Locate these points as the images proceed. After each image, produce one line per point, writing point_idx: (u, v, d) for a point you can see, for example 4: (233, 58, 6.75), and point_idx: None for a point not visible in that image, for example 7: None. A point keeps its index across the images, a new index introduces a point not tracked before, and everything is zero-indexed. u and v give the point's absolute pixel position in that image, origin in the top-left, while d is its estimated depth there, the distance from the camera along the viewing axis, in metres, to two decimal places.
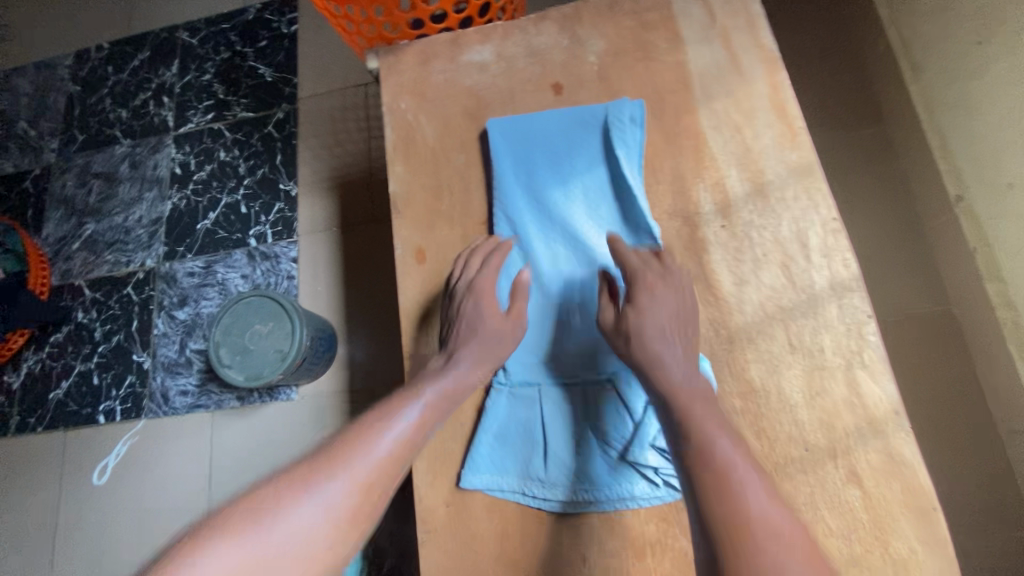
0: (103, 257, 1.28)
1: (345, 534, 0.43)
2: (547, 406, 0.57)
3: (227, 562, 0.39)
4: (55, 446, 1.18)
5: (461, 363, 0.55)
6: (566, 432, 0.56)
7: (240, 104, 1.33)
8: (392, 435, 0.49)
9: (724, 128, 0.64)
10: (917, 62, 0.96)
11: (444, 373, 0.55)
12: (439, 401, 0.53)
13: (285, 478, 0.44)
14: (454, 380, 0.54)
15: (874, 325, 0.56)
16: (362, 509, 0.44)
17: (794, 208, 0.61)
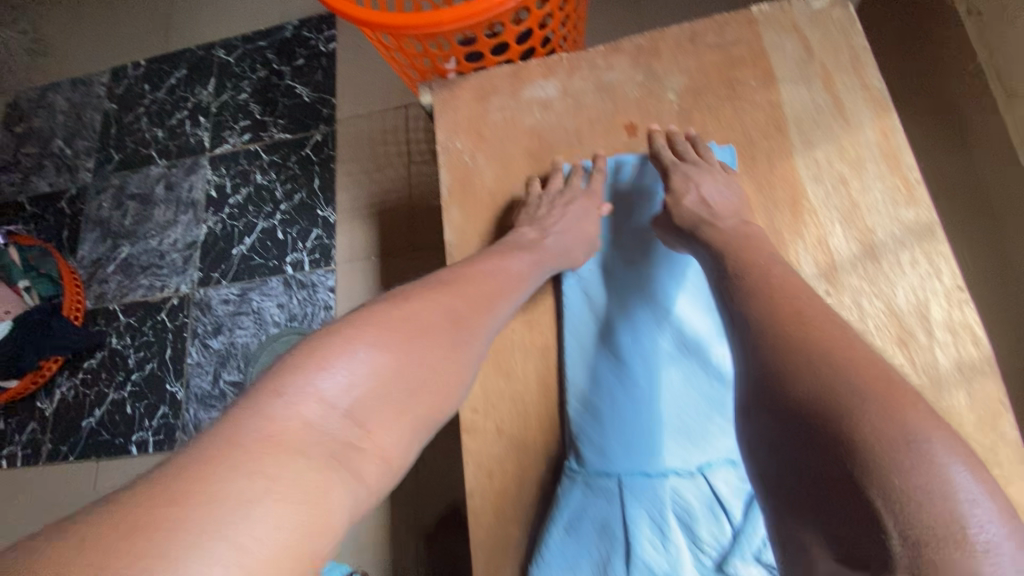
0: (138, 282, 1.26)
1: (467, 359, 0.45)
2: (635, 500, 0.51)
3: (360, 366, 0.39)
4: (88, 476, 1.16)
5: (553, 233, 0.58)
6: (659, 532, 0.49)
7: (276, 125, 1.29)
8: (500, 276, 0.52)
9: (826, 180, 0.57)
10: (1013, 89, 0.86)
11: (539, 237, 0.58)
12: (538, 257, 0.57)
13: (409, 298, 0.45)
14: (548, 245, 0.58)
15: (1014, 418, 0.48)
16: (472, 329, 0.46)
17: (912, 274, 0.53)
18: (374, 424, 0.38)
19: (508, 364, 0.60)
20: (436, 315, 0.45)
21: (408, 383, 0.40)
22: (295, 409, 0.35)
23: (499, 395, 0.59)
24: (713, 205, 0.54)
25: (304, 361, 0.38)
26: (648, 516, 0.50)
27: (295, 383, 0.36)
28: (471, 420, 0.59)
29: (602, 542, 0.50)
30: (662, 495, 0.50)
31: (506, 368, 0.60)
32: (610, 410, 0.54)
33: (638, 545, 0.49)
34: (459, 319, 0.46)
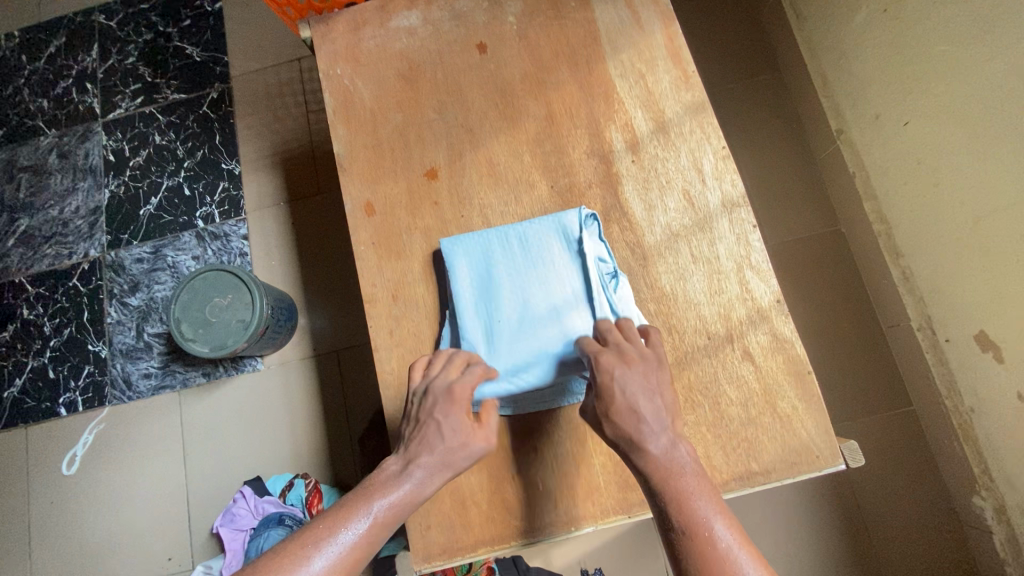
0: (43, 252, 1.26)
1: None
2: (510, 335, 0.65)
3: None
4: (17, 443, 1.18)
5: (415, 474, 0.55)
6: (531, 351, 0.64)
7: (170, 86, 1.31)
8: (320, 561, 0.52)
9: (629, 76, 0.74)
10: (800, 12, 1.09)
11: (397, 481, 0.55)
12: (385, 517, 0.54)
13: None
14: (406, 492, 0.55)
15: (758, 233, 0.68)
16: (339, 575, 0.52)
17: (690, 140, 0.71)
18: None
19: (396, 246, 0.72)
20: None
21: None
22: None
23: (391, 272, 0.72)
24: (644, 421, 0.53)
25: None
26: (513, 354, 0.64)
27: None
28: (370, 294, 0.71)
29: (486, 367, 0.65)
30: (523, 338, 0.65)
31: (394, 249, 0.72)
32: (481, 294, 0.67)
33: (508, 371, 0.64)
34: None
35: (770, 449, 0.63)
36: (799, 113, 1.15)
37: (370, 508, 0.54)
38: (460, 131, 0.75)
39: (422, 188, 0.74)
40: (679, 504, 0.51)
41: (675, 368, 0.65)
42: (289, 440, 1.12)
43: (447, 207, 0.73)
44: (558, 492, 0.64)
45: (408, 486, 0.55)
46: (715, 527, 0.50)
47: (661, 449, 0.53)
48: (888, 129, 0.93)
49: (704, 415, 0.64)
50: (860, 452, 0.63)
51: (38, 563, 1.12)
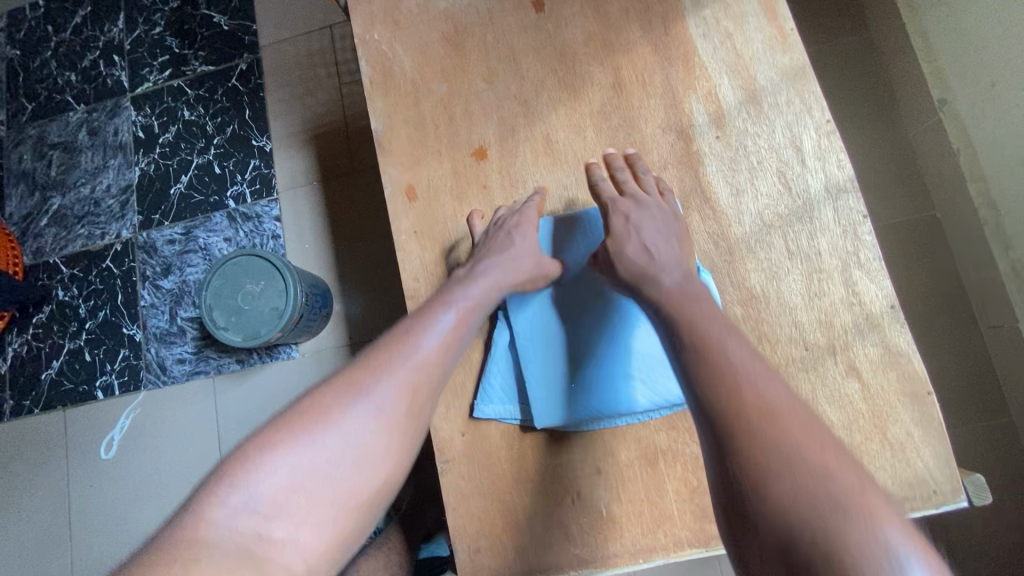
0: (76, 232, 1.24)
1: (396, 436, 0.47)
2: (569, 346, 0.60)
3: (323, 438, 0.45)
4: (57, 425, 1.18)
5: (484, 283, 0.57)
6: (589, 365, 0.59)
7: (198, 58, 1.25)
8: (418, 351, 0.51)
9: (714, 36, 0.62)
10: None
11: (474, 278, 0.58)
12: (471, 302, 0.56)
13: (323, 392, 0.48)
14: (476, 295, 0.56)
15: (869, 225, 0.57)
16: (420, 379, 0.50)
17: (787, 113, 0.60)
18: (289, 520, 0.42)
19: (442, 236, 0.65)
20: (346, 414, 0.46)
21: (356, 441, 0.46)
22: (206, 518, 0.40)
23: (435, 264, 0.64)
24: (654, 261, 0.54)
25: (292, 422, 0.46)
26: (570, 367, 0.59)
27: (212, 498, 0.42)
28: (412, 289, 0.64)
29: (545, 387, 0.59)
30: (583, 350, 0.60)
31: (439, 239, 0.65)
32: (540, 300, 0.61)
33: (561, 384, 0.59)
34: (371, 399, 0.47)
35: (878, 480, 0.54)
36: (892, 80, 1.00)
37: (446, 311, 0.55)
38: (512, 103, 0.65)
39: (469, 169, 0.65)
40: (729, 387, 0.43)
41: None
42: None
43: (498, 191, 0.64)
44: (625, 519, 0.57)
45: (486, 280, 0.57)
46: (743, 370, 0.44)
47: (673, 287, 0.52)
48: (1006, 101, 0.82)
49: None
50: (986, 488, 0.54)
51: (81, 544, 1.13)
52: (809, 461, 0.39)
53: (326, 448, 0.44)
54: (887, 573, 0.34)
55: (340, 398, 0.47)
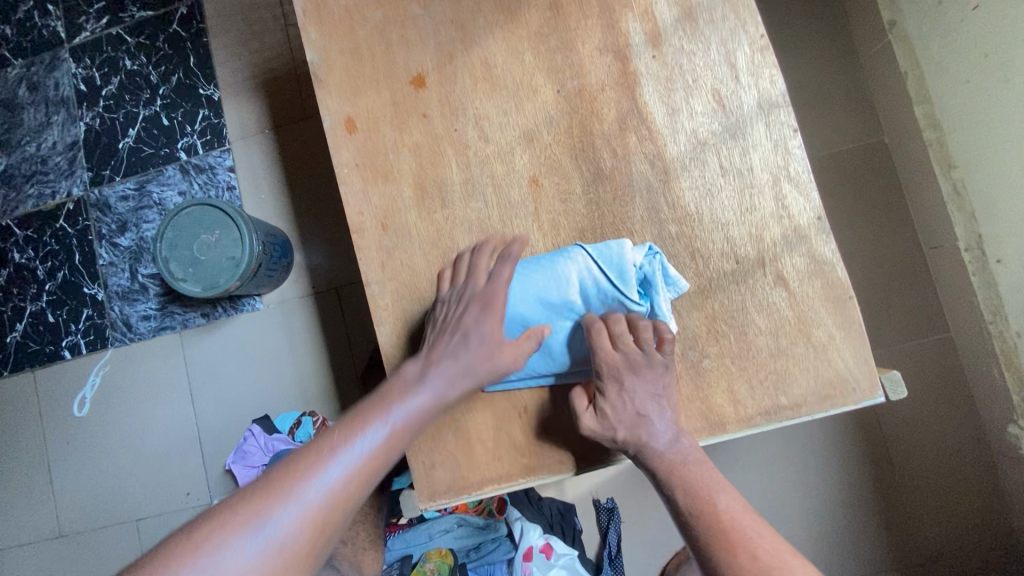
0: (26, 193, 1.21)
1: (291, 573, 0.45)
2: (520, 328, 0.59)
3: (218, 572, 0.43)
4: (28, 386, 1.18)
5: (437, 379, 0.55)
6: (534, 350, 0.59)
7: (136, 3, 1.19)
8: (341, 466, 0.48)
9: None
10: None
11: (419, 385, 0.54)
12: (418, 401, 0.54)
13: (235, 509, 0.46)
14: (425, 395, 0.54)
15: (800, 138, 0.58)
16: (340, 502, 0.48)
17: (722, 29, 0.60)
18: None
19: (384, 168, 0.64)
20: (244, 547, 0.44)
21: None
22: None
23: (380, 197, 0.64)
24: (644, 424, 0.55)
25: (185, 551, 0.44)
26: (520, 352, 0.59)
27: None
28: (358, 222, 0.65)
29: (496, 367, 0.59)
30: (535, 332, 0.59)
31: (381, 172, 0.64)
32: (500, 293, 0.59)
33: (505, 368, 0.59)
34: (283, 526, 0.45)
35: (802, 380, 0.57)
36: (845, 4, 0.99)
37: (388, 415, 0.52)
38: (449, 28, 0.64)
39: (408, 98, 0.64)
40: (645, 446, 0.55)
41: (698, 296, 0.59)
42: (295, 378, 1.09)
43: (439, 120, 0.64)
44: (569, 430, 0.60)
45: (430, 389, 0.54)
46: (653, 428, 0.55)
47: (659, 444, 0.55)
48: (951, 15, 0.79)
49: (729, 346, 0.58)
50: (901, 384, 0.58)
51: (65, 498, 1.16)
52: (685, 470, 0.54)
53: (234, 565, 0.43)
54: (755, 540, 0.52)
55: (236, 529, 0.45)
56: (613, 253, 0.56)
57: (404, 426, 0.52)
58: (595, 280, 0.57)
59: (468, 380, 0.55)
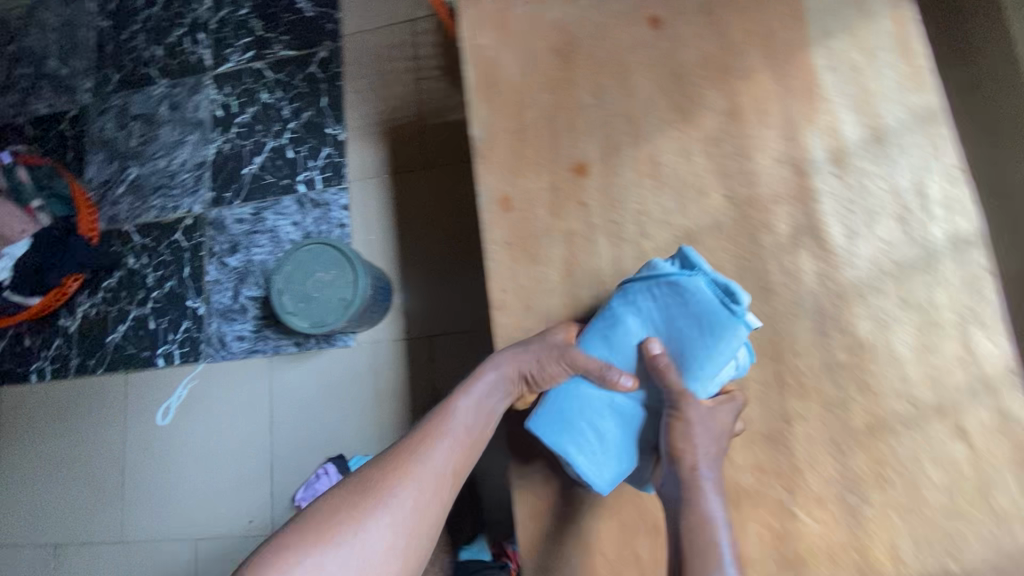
0: (150, 203, 1.27)
1: (421, 530, 0.55)
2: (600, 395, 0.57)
3: (360, 540, 0.52)
4: (118, 388, 1.22)
5: (502, 373, 0.59)
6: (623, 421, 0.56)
7: (280, 42, 1.28)
8: (441, 442, 0.57)
9: (841, 69, 0.60)
10: None
11: (488, 370, 0.60)
12: (483, 403, 0.59)
13: (366, 486, 0.55)
14: (495, 386, 0.59)
15: (993, 281, 0.54)
16: (446, 474, 0.57)
17: (912, 156, 0.57)
18: None
19: (534, 248, 0.64)
20: (380, 515, 0.54)
21: (389, 549, 0.53)
22: None
23: (526, 277, 0.64)
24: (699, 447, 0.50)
25: (330, 523, 0.53)
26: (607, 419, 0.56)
27: None
28: (500, 299, 0.64)
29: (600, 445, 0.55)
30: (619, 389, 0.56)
31: (531, 252, 0.64)
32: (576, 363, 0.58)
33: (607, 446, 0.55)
34: (409, 496, 0.55)
35: (980, 550, 0.51)
36: None
37: (467, 400, 0.59)
38: (619, 121, 0.64)
39: (569, 184, 0.64)
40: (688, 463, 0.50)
41: (864, 435, 0.54)
42: (374, 422, 1.08)
43: (597, 209, 0.63)
44: None
45: (493, 395, 0.59)
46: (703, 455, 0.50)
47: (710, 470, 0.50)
48: None
49: (896, 496, 0.53)
50: None
51: (132, 505, 1.17)
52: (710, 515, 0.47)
53: (358, 558, 0.52)
54: None
55: (370, 499, 0.54)
56: (648, 269, 0.57)
57: (483, 408, 0.59)
58: (646, 298, 0.56)
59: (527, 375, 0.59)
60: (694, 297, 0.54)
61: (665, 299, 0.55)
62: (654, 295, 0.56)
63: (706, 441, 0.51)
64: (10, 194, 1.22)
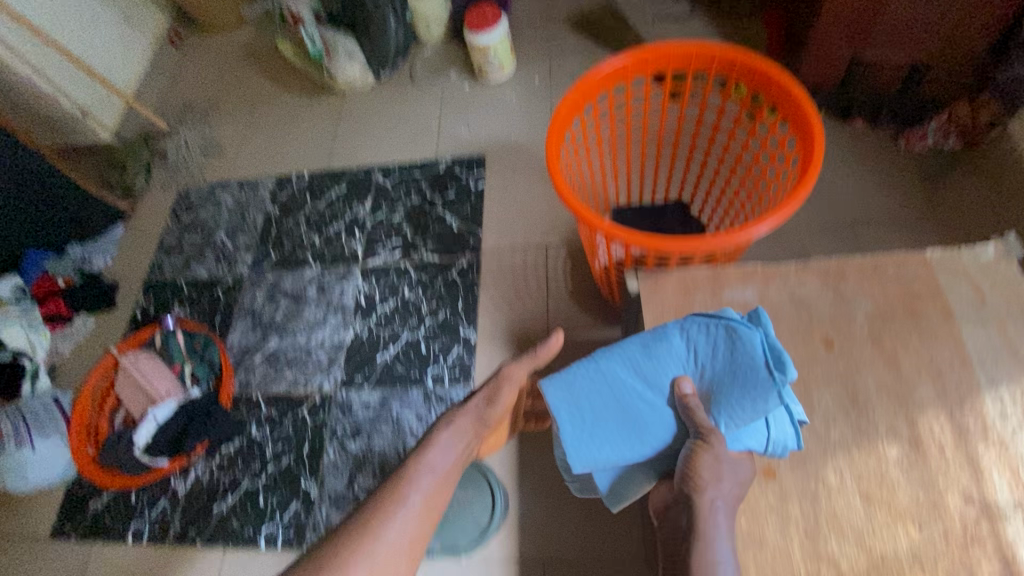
0: (283, 375, 1.38)
1: (443, 494, 0.84)
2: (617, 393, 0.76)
3: (399, 509, 0.79)
4: (213, 565, 1.21)
5: (471, 405, 0.92)
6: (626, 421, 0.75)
7: (427, 246, 1.48)
8: (444, 447, 0.86)
9: (1013, 417, 0.67)
10: None
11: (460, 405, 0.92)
12: (462, 421, 0.89)
13: (394, 480, 0.83)
14: (470, 412, 0.91)
15: None
16: (454, 462, 0.87)
17: None
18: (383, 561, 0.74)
19: None
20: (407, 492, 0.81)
21: (423, 508, 0.81)
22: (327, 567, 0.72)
23: None
24: (717, 485, 0.65)
25: (376, 506, 0.79)
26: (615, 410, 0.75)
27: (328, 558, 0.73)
28: None
29: (601, 432, 0.75)
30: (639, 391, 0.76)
31: None
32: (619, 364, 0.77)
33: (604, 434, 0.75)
34: (429, 479, 0.83)
35: None
36: None
37: (452, 423, 0.89)
38: (803, 431, 0.71)
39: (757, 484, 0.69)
40: (705, 494, 0.65)
41: None
42: None
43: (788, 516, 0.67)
44: None
45: (467, 414, 0.90)
46: (722, 494, 0.65)
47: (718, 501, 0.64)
48: None
49: None
50: None
51: None
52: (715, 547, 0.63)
53: (402, 520, 0.78)
54: None
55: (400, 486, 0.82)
56: (720, 314, 0.76)
57: (463, 424, 0.89)
58: (705, 336, 0.75)
59: (490, 404, 0.91)
60: (745, 347, 0.72)
61: (720, 337, 0.74)
62: (710, 331, 0.75)
63: (728, 482, 0.65)
64: (158, 351, 1.38)
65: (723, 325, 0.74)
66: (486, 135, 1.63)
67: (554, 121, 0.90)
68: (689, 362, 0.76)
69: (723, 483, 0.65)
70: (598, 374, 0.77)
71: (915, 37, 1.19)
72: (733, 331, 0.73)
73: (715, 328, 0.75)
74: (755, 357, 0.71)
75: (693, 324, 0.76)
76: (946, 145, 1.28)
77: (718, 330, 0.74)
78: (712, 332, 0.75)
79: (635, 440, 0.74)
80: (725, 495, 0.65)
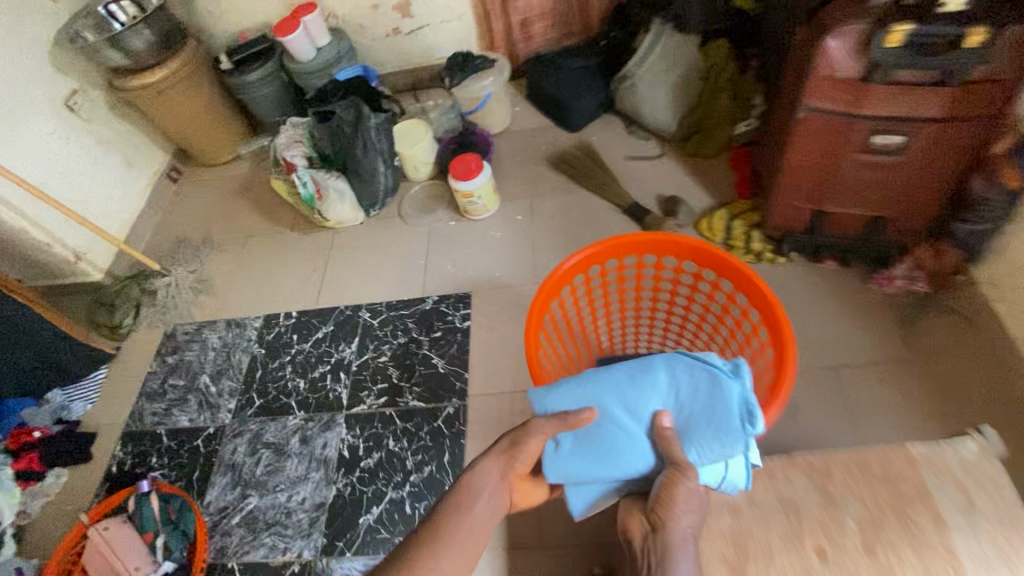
0: (261, 540, 1.31)
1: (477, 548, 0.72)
2: (604, 415, 0.84)
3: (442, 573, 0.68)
4: None
5: (507, 438, 0.81)
6: (608, 444, 0.82)
7: (413, 392, 1.46)
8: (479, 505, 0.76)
9: None
10: None
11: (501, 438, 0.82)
12: (505, 462, 0.79)
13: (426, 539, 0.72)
14: (513, 450, 0.80)
15: None
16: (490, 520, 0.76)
17: None
18: None
19: None
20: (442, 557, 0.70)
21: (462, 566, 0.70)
22: None
23: None
24: (682, 517, 0.73)
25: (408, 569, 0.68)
26: (601, 425, 0.83)
27: None
28: None
29: (580, 450, 0.83)
30: (620, 419, 0.83)
31: None
32: (610, 386, 0.85)
33: (584, 451, 0.82)
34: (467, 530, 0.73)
35: None
36: None
37: (491, 459, 0.80)
38: None
39: None
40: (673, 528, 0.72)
41: None
42: None
43: None
44: None
45: (510, 455, 0.80)
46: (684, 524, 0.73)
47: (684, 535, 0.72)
48: None
49: None
50: None
51: None
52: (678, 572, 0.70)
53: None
54: None
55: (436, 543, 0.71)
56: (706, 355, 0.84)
57: (504, 462, 0.79)
58: (688, 371, 0.83)
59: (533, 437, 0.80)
60: (728, 383, 0.79)
61: (700, 375, 0.82)
62: (692, 369, 0.83)
63: (691, 517, 0.74)
64: (130, 517, 1.32)
65: (705, 365, 0.82)
66: (473, 272, 1.67)
67: (529, 330, 0.92)
68: (668, 397, 0.84)
69: (686, 512, 0.73)
70: (589, 393, 0.85)
71: (868, 195, 1.26)
72: (716, 370, 0.81)
73: (699, 366, 0.82)
74: (732, 406, 0.78)
75: (678, 361, 0.84)
76: (914, 288, 1.31)
77: (700, 369, 0.82)
78: (695, 369, 0.83)
79: (609, 465, 0.81)
80: (687, 530, 0.73)
